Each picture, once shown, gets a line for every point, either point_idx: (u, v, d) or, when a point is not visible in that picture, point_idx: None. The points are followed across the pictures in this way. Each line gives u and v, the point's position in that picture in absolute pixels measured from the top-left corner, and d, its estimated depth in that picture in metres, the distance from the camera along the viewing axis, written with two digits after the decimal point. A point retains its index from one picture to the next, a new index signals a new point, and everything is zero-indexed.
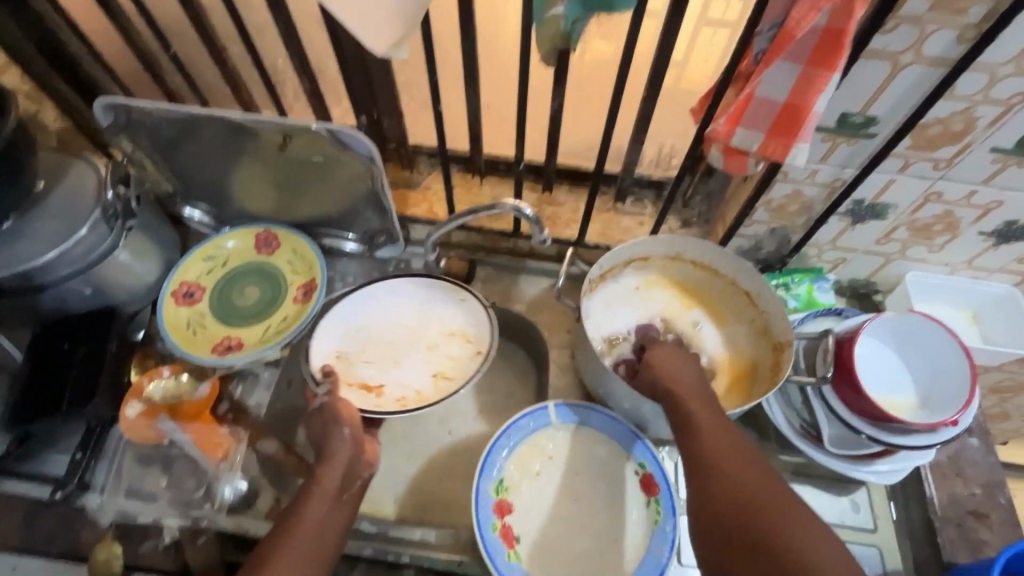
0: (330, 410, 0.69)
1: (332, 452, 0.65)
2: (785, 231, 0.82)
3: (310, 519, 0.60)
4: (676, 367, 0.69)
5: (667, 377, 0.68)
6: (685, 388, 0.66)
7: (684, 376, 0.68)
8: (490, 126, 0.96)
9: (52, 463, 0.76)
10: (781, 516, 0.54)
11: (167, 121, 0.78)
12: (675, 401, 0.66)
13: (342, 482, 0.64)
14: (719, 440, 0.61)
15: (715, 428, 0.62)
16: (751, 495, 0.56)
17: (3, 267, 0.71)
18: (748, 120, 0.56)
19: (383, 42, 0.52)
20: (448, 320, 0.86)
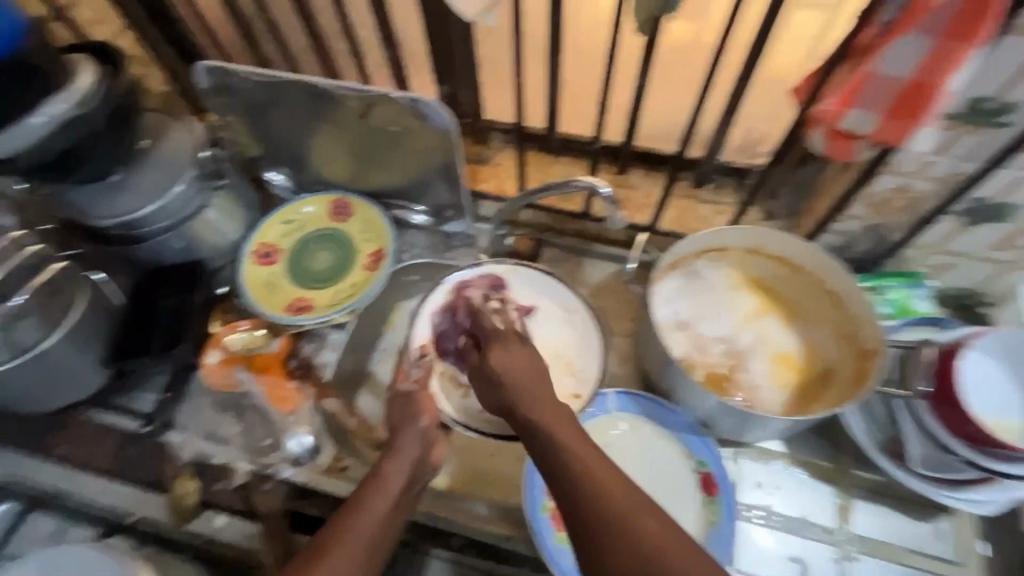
0: (411, 401, 0.71)
1: (402, 447, 0.67)
2: (884, 229, 0.75)
3: (373, 514, 0.58)
4: (514, 358, 0.60)
5: (518, 381, 0.58)
6: (533, 395, 0.56)
7: (527, 374, 0.59)
8: (568, 102, 0.93)
9: (141, 400, 0.82)
10: (609, 484, 0.47)
11: (258, 85, 0.81)
12: (516, 410, 0.56)
13: (406, 483, 0.64)
14: (540, 414, 0.54)
15: (542, 408, 0.55)
16: (622, 508, 0.45)
17: (109, 216, 0.78)
18: (862, 100, 0.51)
19: (472, 6, 0.52)
20: (559, 339, 0.79)
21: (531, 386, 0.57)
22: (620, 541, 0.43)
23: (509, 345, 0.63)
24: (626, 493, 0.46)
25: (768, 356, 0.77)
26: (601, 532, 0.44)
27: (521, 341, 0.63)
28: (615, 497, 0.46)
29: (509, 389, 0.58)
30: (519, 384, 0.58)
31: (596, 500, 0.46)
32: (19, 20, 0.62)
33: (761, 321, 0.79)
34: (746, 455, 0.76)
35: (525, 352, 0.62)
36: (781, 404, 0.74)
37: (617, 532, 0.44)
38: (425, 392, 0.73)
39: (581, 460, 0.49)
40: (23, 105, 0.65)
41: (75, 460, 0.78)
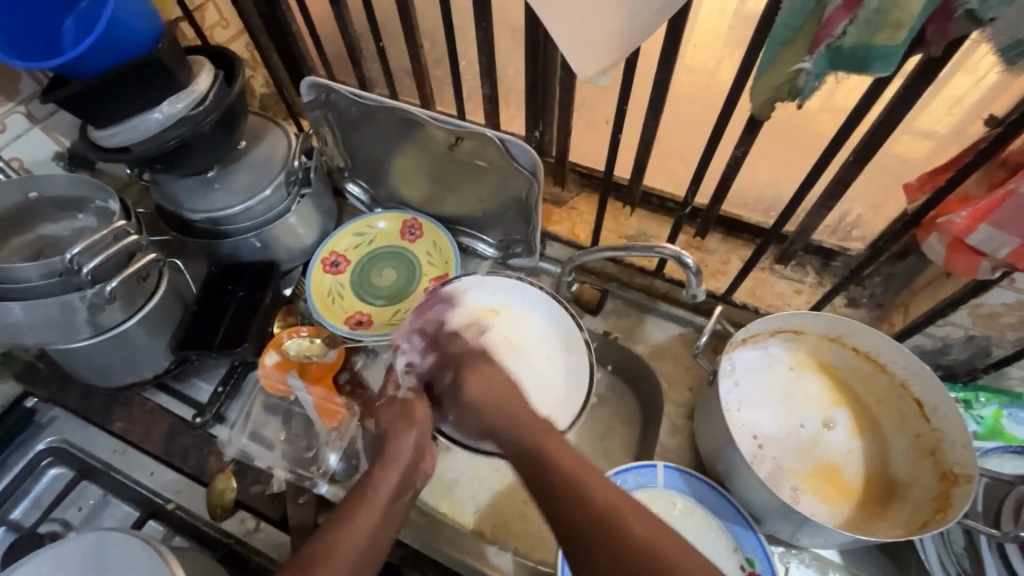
0: (406, 409, 0.71)
1: (396, 454, 0.67)
2: (987, 342, 0.69)
3: (364, 526, 0.59)
4: (490, 382, 0.69)
5: (562, 464, 0.57)
6: (591, 476, 0.56)
7: (510, 392, 0.68)
8: (657, 158, 0.91)
9: (196, 389, 0.85)
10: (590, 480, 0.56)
11: (355, 105, 0.82)
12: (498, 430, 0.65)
13: (395, 491, 0.64)
14: (497, 411, 0.66)
15: (509, 411, 0.66)
16: (616, 514, 0.53)
17: (199, 210, 0.80)
18: (999, 220, 0.48)
19: (589, 68, 0.51)
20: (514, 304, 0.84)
21: (583, 466, 0.57)
22: (611, 537, 0.52)
23: (479, 367, 0.71)
24: (607, 493, 0.54)
25: (832, 458, 0.73)
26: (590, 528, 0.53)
27: (490, 361, 0.73)
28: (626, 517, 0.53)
29: (587, 503, 0.54)
30: (515, 417, 0.65)
31: (583, 502, 0.54)
32: (154, 22, 0.67)
33: (829, 418, 0.75)
34: (796, 557, 0.71)
35: (553, 434, 0.62)
36: (839, 514, 0.70)
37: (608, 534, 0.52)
38: (420, 399, 0.73)
39: (592, 495, 0.54)
40: (146, 101, 0.69)
41: (129, 438, 0.80)
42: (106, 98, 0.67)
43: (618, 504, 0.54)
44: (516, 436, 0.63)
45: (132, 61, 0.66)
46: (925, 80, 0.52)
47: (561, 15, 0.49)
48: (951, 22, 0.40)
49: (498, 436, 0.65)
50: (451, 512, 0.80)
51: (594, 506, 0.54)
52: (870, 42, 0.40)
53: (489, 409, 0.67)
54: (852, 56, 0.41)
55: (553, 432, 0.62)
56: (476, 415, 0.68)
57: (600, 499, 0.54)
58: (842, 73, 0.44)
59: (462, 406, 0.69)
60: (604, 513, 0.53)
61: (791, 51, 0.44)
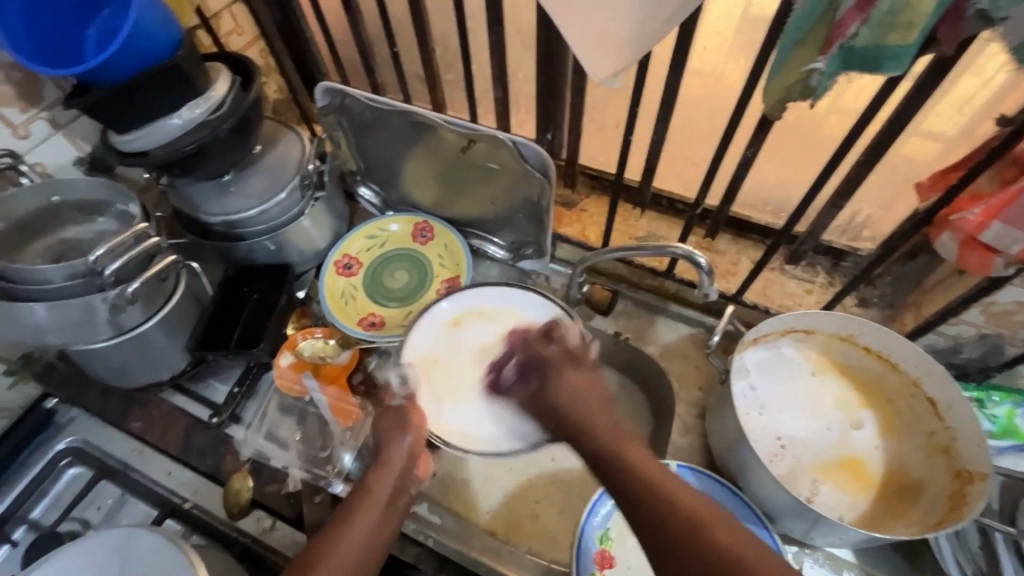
0: (400, 415, 0.70)
1: (389, 457, 0.66)
2: (999, 340, 0.69)
3: (363, 529, 0.59)
4: (578, 391, 0.63)
5: (642, 471, 0.54)
6: (670, 482, 0.53)
7: (599, 404, 0.62)
8: (667, 160, 0.92)
9: (212, 390, 0.86)
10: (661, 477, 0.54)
11: (369, 110, 0.84)
12: (580, 430, 0.60)
13: (392, 493, 0.64)
14: (590, 418, 0.60)
15: (597, 418, 0.60)
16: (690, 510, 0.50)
17: (215, 213, 0.82)
18: (1012, 217, 0.48)
19: (604, 70, 0.52)
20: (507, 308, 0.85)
21: (658, 469, 0.54)
22: (684, 536, 0.49)
23: (567, 371, 0.65)
24: (682, 490, 0.52)
25: (855, 455, 0.73)
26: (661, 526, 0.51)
27: (575, 365, 0.66)
28: (695, 511, 0.51)
29: (659, 496, 0.52)
30: (594, 430, 0.59)
31: (657, 496, 0.52)
32: (174, 30, 0.69)
33: (851, 418, 0.75)
34: (810, 557, 0.71)
35: (632, 441, 0.58)
36: (859, 510, 0.70)
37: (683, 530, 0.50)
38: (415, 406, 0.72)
39: (662, 488, 0.53)
40: (166, 107, 0.71)
41: (147, 438, 0.82)
42: (126, 105, 0.68)
43: (697, 508, 0.51)
44: (595, 443, 0.58)
45: (152, 67, 0.67)
46: (934, 80, 0.52)
47: (576, 19, 0.50)
48: (962, 22, 0.41)
49: (581, 445, 0.60)
50: (463, 511, 0.80)
51: (668, 502, 0.51)
52: (882, 42, 0.41)
53: (576, 418, 0.61)
54: (864, 56, 0.42)
55: (632, 437, 0.58)
56: (559, 421, 0.63)
57: (683, 508, 0.51)
58: (854, 73, 0.45)
59: (547, 409, 0.64)
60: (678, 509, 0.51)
61: (802, 52, 0.44)
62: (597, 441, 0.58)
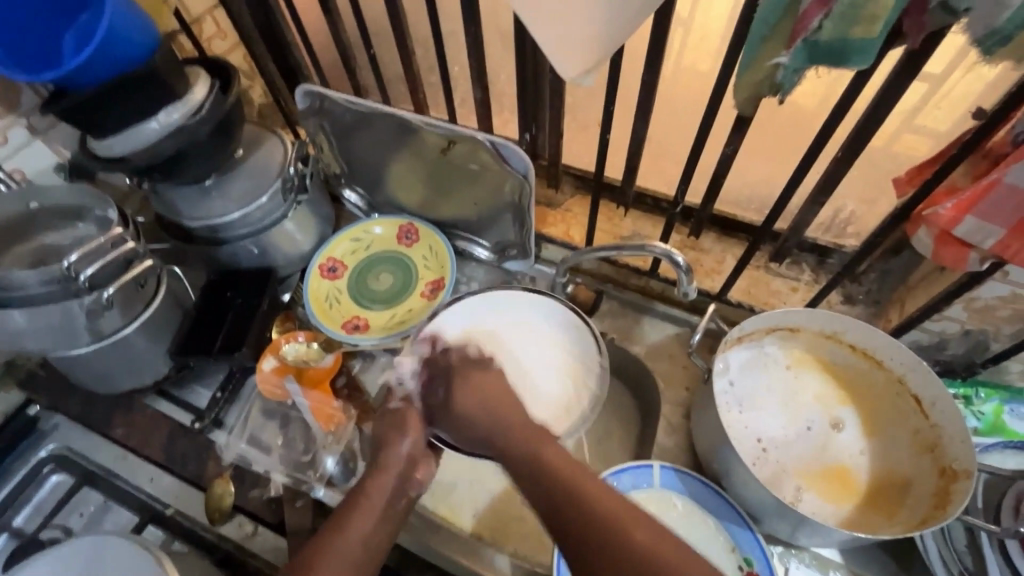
0: (398, 417, 0.70)
1: (387, 462, 0.66)
2: (983, 336, 0.69)
3: (356, 534, 0.59)
4: (489, 395, 0.67)
5: (562, 470, 0.57)
6: (591, 480, 0.56)
7: (507, 404, 0.66)
8: (650, 158, 0.92)
9: (196, 395, 0.86)
10: (579, 478, 0.56)
11: (350, 112, 0.83)
12: (492, 436, 0.64)
13: (390, 498, 0.64)
14: (502, 421, 0.64)
15: (511, 421, 0.64)
16: (609, 512, 0.53)
17: (197, 218, 0.81)
18: (984, 210, 0.47)
19: (574, 68, 0.52)
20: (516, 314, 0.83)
21: (578, 466, 0.58)
22: (600, 536, 0.53)
23: (471, 376, 0.69)
24: (599, 491, 0.55)
25: (838, 456, 0.72)
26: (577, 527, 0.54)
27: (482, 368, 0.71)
28: (611, 510, 0.54)
29: (576, 499, 0.55)
30: (509, 429, 0.63)
31: (575, 499, 0.55)
32: (151, 34, 0.69)
33: (834, 418, 0.74)
34: (795, 558, 0.70)
35: (550, 439, 0.62)
36: (844, 514, 0.69)
37: (601, 531, 0.53)
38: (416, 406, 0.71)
39: (579, 489, 0.56)
40: (144, 111, 0.71)
41: (129, 444, 0.81)
42: (104, 109, 0.68)
43: (616, 510, 0.54)
44: (506, 446, 0.63)
45: (128, 72, 0.67)
46: (907, 74, 0.52)
47: (543, 16, 0.49)
48: (927, 14, 0.40)
49: (492, 446, 0.64)
50: (449, 515, 0.80)
51: (584, 502, 0.55)
52: (846, 36, 0.40)
53: (489, 423, 0.65)
54: (829, 50, 0.42)
55: (548, 436, 0.62)
56: (470, 427, 0.66)
57: (604, 504, 0.54)
58: (822, 67, 0.44)
59: (454, 419, 0.68)
60: (593, 509, 0.54)
61: (768, 47, 0.44)
62: (512, 443, 0.62)
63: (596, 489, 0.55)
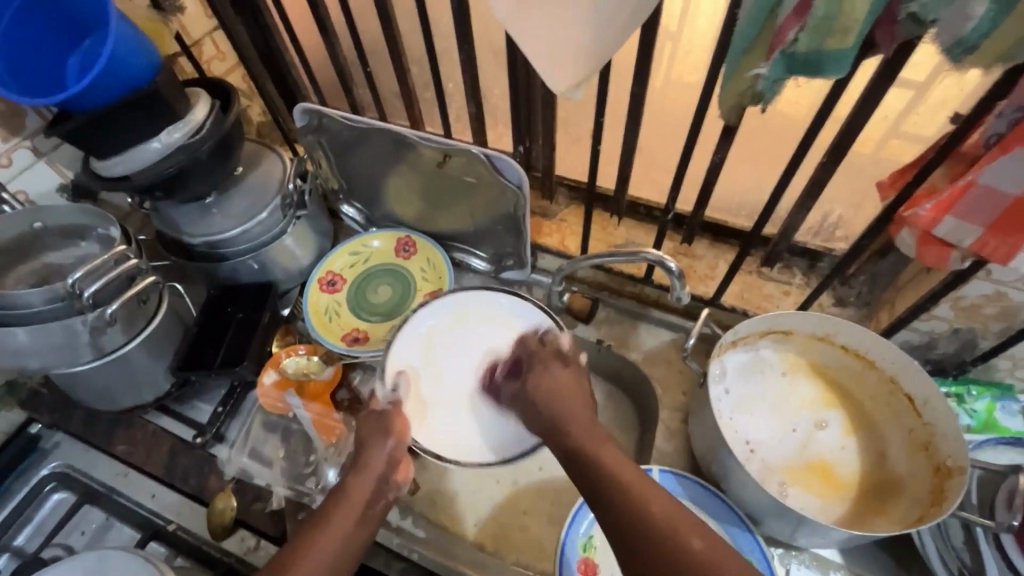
0: (383, 419, 0.70)
1: (368, 462, 0.64)
2: (972, 334, 0.70)
3: (337, 532, 0.58)
4: (555, 389, 0.64)
5: (620, 476, 0.55)
6: (646, 487, 0.54)
7: (572, 397, 0.64)
8: (641, 168, 0.94)
9: (197, 410, 0.86)
10: (636, 482, 0.54)
11: (347, 128, 0.85)
12: (556, 432, 0.61)
13: (371, 498, 0.62)
14: (564, 417, 0.62)
15: (573, 417, 0.61)
16: (665, 520, 0.51)
17: (198, 234, 0.83)
18: (961, 209, 0.49)
19: (563, 82, 0.54)
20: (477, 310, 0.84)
21: (637, 472, 0.55)
22: (659, 545, 0.50)
23: (549, 368, 0.67)
24: (657, 499, 0.53)
25: (823, 455, 0.73)
26: (635, 534, 0.51)
27: (562, 362, 0.68)
28: (664, 516, 0.51)
29: (631, 503, 0.53)
30: (575, 426, 0.60)
31: (634, 507, 0.52)
32: (153, 57, 0.71)
33: (822, 417, 0.75)
34: (797, 559, 0.71)
35: (610, 443, 0.58)
36: (834, 513, 0.70)
37: (659, 541, 0.50)
38: (399, 410, 0.72)
39: (638, 494, 0.53)
40: (146, 131, 0.72)
41: (131, 460, 0.82)
42: (107, 131, 0.70)
43: (674, 519, 0.51)
44: (569, 443, 0.59)
45: (131, 94, 0.69)
46: (884, 82, 0.54)
47: (533, 33, 0.51)
48: (897, 25, 0.43)
49: (556, 442, 0.61)
50: (451, 524, 0.80)
51: (640, 510, 0.52)
52: (820, 47, 0.42)
53: (554, 417, 0.62)
54: (805, 61, 0.44)
55: (611, 441, 0.59)
56: (539, 419, 0.64)
57: (653, 511, 0.52)
58: (800, 77, 0.46)
59: (529, 408, 0.66)
60: (650, 516, 0.51)
61: (748, 59, 0.46)
62: (576, 441, 0.59)
63: (653, 494, 0.53)
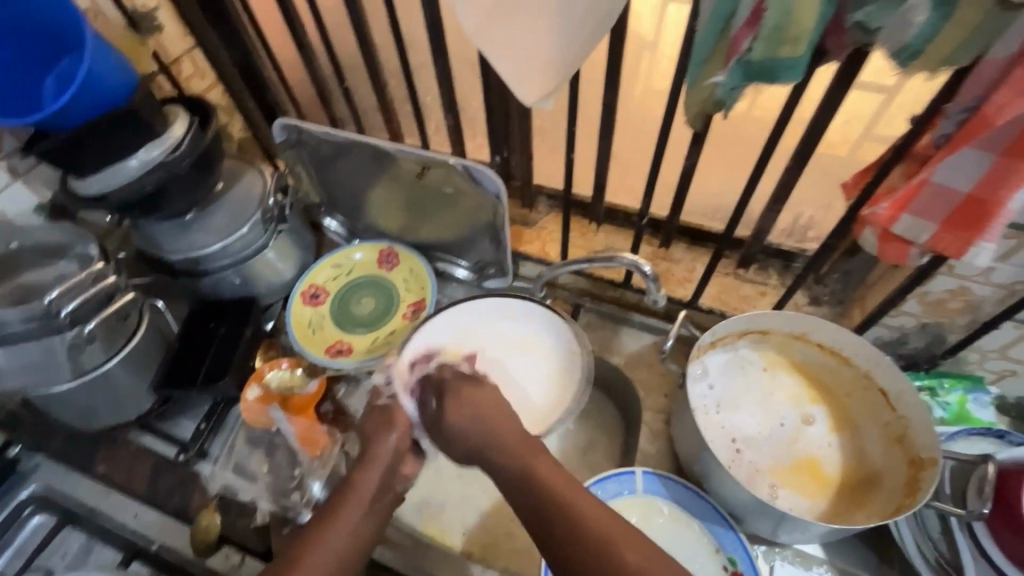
0: (385, 415, 0.70)
1: (375, 455, 0.67)
2: (940, 328, 0.72)
3: (343, 527, 0.60)
4: (477, 406, 0.65)
5: (550, 484, 0.56)
6: (577, 498, 0.54)
7: (496, 413, 0.64)
8: (618, 176, 0.96)
9: (182, 426, 0.85)
10: (571, 496, 0.54)
11: (327, 142, 0.86)
12: (482, 452, 0.62)
13: (377, 491, 0.64)
14: (490, 434, 0.62)
15: (502, 431, 0.62)
16: (601, 535, 0.51)
17: (179, 250, 0.83)
18: (917, 208, 0.51)
19: (534, 93, 0.55)
20: (502, 319, 0.85)
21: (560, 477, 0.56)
22: (596, 558, 0.51)
23: (462, 390, 0.67)
24: (592, 513, 0.53)
25: (810, 452, 0.74)
26: (571, 550, 0.52)
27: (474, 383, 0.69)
28: (599, 529, 0.52)
29: (567, 520, 0.53)
30: (503, 441, 0.61)
31: (570, 522, 0.53)
32: (127, 76, 0.71)
33: (806, 414, 0.77)
34: (780, 556, 0.71)
35: (546, 455, 0.59)
36: (818, 506, 0.71)
37: (594, 553, 0.51)
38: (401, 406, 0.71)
39: (573, 508, 0.54)
40: (123, 149, 0.72)
41: (113, 480, 0.81)
42: (84, 149, 0.70)
43: (610, 531, 0.52)
44: (494, 459, 0.61)
45: (107, 112, 0.69)
46: (840, 87, 0.56)
47: (502, 45, 0.53)
48: (845, 33, 0.45)
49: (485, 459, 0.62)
50: (438, 535, 0.80)
51: (578, 525, 0.52)
52: (774, 55, 0.44)
53: (477, 438, 0.63)
54: (760, 69, 0.45)
55: (544, 453, 0.60)
56: (461, 440, 0.65)
57: (579, 509, 0.53)
58: (758, 83, 0.48)
59: (447, 433, 0.66)
60: (586, 531, 0.52)
61: (708, 68, 0.48)
62: (509, 454, 0.60)
63: (589, 507, 0.53)
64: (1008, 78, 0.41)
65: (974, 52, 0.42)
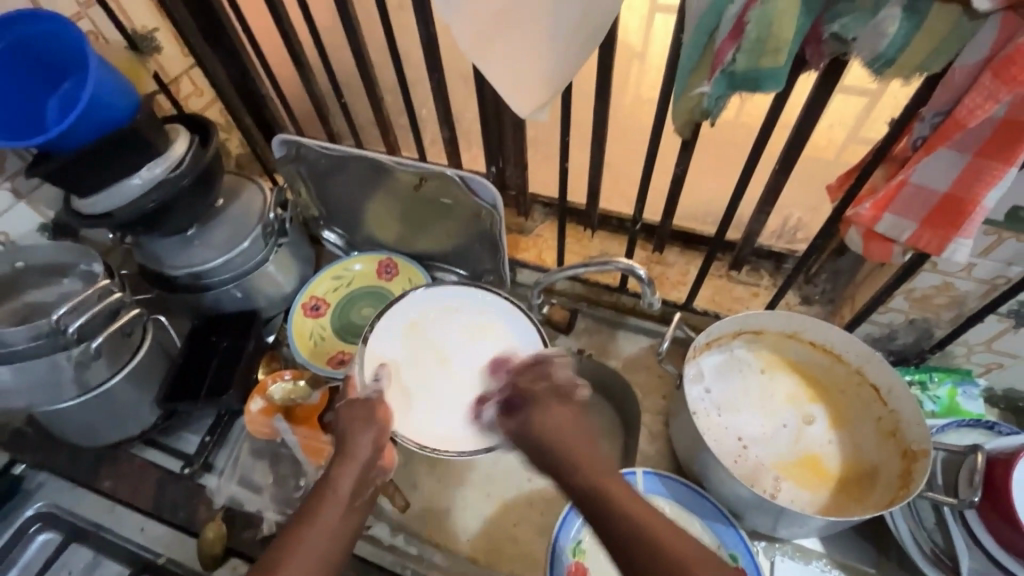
0: (367, 407, 0.68)
1: (353, 451, 0.63)
2: (927, 324, 0.74)
3: (323, 527, 0.57)
4: (557, 419, 0.60)
5: (628, 506, 0.53)
6: (657, 523, 0.52)
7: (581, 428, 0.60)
8: (611, 183, 0.98)
9: (186, 441, 0.87)
10: (650, 519, 0.53)
11: (325, 156, 0.87)
12: (562, 469, 0.57)
13: (356, 488, 0.61)
14: (568, 451, 0.58)
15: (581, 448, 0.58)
16: (683, 559, 0.50)
17: (180, 266, 0.84)
18: (897, 207, 0.53)
19: (528, 105, 0.57)
20: (465, 303, 0.82)
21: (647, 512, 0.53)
22: None
23: (550, 400, 0.62)
24: (674, 539, 0.51)
25: (812, 450, 0.76)
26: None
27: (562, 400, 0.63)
28: (680, 554, 0.50)
29: (650, 545, 0.51)
30: (582, 459, 0.57)
31: (651, 546, 0.51)
32: (130, 97, 0.72)
33: (805, 413, 0.78)
34: (780, 550, 0.73)
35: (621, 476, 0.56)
36: (819, 502, 0.72)
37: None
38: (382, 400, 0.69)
39: (652, 532, 0.52)
40: (127, 168, 0.74)
41: (118, 496, 0.81)
42: (87, 169, 0.71)
43: (690, 559, 0.50)
44: (576, 477, 0.56)
45: (111, 132, 0.71)
46: (821, 94, 0.59)
47: (497, 60, 0.55)
48: (823, 43, 0.47)
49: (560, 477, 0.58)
50: (444, 542, 0.81)
51: (660, 549, 0.51)
52: (756, 66, 0.46)
53: (557, 453, 0.58)
54: (744, 79, 0.48)
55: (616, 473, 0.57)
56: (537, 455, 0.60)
57: (662, 539, 0.51)
58: (742, 92, 0.50)
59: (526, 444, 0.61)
60: (668, 556, 0.50)
61: (694, 78, 0.50)
62: (588, 476, 0.56)
63: (669, 532, 0.52)
64: (976, 82, 0.44)
65: (945, 58, 0.44)
